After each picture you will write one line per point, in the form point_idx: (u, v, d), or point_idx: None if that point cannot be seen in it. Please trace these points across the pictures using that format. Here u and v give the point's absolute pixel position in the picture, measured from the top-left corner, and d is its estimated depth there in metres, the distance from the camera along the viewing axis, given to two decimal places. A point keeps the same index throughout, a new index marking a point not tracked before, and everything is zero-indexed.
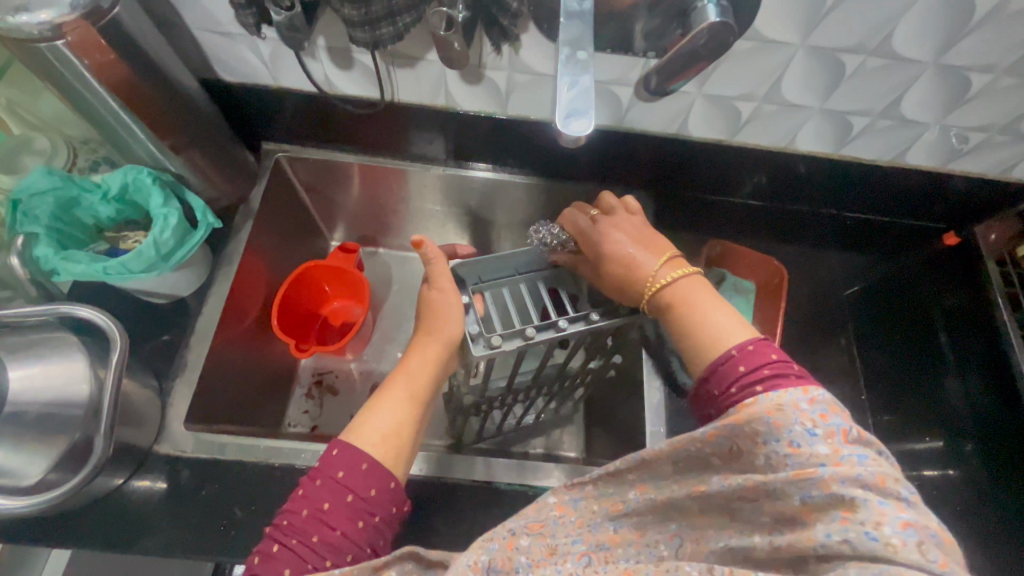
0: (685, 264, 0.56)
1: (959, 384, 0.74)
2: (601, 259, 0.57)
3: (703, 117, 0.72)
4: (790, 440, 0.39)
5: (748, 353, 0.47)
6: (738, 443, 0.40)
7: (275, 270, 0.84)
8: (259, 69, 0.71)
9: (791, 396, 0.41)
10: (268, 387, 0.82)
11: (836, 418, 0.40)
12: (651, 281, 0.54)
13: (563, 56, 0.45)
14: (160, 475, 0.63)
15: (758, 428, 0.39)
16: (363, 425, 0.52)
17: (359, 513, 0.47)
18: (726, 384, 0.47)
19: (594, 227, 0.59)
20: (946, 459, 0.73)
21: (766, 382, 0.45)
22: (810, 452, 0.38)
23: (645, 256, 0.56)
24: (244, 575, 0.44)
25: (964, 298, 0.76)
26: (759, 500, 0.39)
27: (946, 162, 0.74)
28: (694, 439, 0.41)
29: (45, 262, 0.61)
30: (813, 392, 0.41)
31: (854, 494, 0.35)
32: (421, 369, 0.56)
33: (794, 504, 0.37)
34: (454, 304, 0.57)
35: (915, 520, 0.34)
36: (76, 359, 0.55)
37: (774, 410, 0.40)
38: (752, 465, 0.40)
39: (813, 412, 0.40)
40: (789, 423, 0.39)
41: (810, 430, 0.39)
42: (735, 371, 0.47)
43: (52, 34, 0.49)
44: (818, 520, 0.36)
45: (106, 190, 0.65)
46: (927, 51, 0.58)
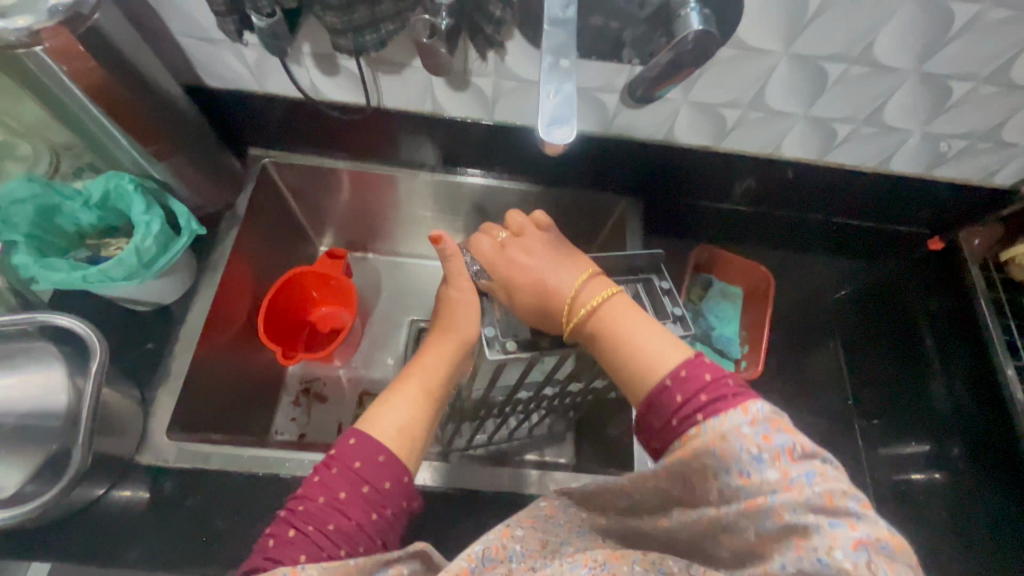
0: (611, 285, 0.54)
1: (944, 389, 0.74)
2: (522, 288, 0.55)
3: (689, 124, 0.72)
4: (739, 470, 0.38)
5: (682, 380, 0.45)
6: (691, 477, 0.41)
7: (262, 277, 0.84)
8: (244, 75, 0.70)
9: (732, 419, 0.40)
10: (255, 395, 0.81)
11: (781, 436, 0.39)
12: (578, 308, 0.52)
13: (546, 64, 0.45)
14: (142, 485, 0.62)
15: (706, 462, 0.40)
16: (379, 416, 0.50)
17: (374, 504, 0.46)
18: (666, 416, 0.44)
19: (506, 257, 0.57)
20: (933, 465, 0.73)
21: (705, 409, 0.42)
22: (760, 480, 0.38)
23: (567, 281, 0.54)
24: (259, 558, 0.43)
25: (950, 303, 0.76)
26: (718, 533, 0.40)
27: (931, 168, 0.74)
28: (651, 474, 0.43)
29: (23, 270, 0.60)
30: (752, 410, 0.41)
31: (806, 521, 0.35)
32: (438, 365, 0.55)
33: (750, 536, 0.38)
34: (474, 305, 0.58)
35: (866, 538, 0.34)
36: (54, 369, 0.55)
37: (718, 441, 0.40)
38: (705, 499, 0.40)
39: (756, 435, 0.39)
40: (735, 453, 0.39)
41: (756, 456, 0.38)
42: (673, 401, 0.44)
43: (30, 40, 0.49)
44: (774, 551, 0.36)
45: (87, 197, 0.65)
46: (908, 59, 0.59)
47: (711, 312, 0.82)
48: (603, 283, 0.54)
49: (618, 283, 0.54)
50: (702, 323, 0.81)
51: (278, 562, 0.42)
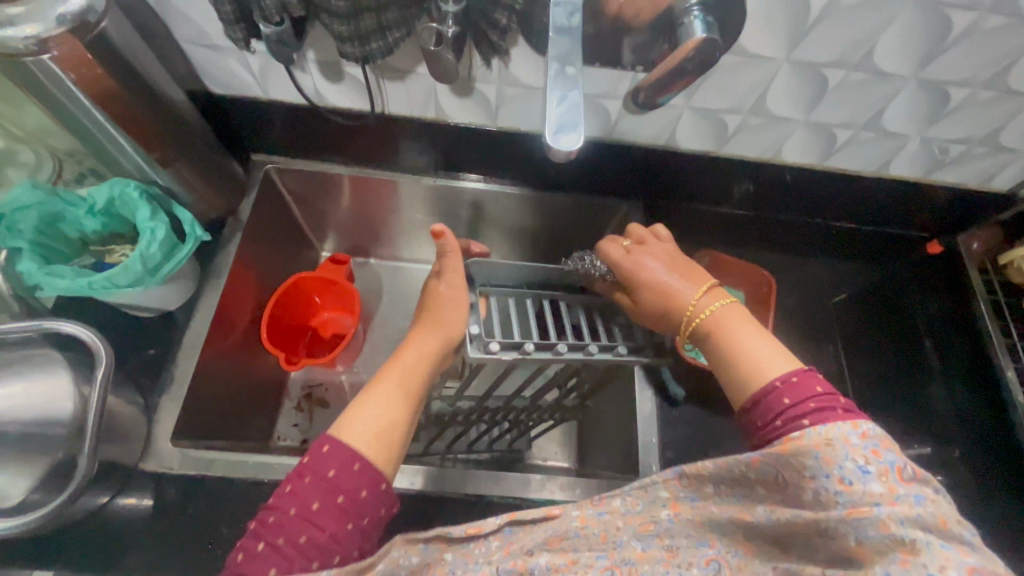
0: (725, 296, 0.56)
1: (944, 392, 0.76)
2: (643, 288, 0.58)
3: (690, 130, 0.73)
4: (841, 476, 0.39)
5: (793, 385, 0.47)
6: (785, 474, 0.41)
7: (264, 283, 0.84)
8: (249, 82, 0.71)
9: (841, 429, 0.41)
10: (257, 400, 0.81)
11: (890, 453, 0.40)
12: (695, 313, 0.55)
13: (552, 72, 0.46)
14: (147, 493, 0.62)
15: (806, 462, 0.40)
16: (352, 420, 0.50)
17: (348, 515, 0.46)
18: (770, 416, 0.46)
19: (633, 261, 0.59)
20: (936, 464, 0.72)
21: (812, 415, 0.45)
22: (864, 489, 0.38)
23: (689, 287, 0.57)
24: (227, 572, 0.43)
25: (947, 305, 0.79)
26: (810, 535, 0.39)
27: (929, 172, 0.75)
28: (738, 464, 0.42)
29: (28, 277, 0.60)
30: (863, 426, 0.42)
31: (914, 537, 0.35)
32: (417, 363, 0.56)
33: (849, 543, 0.37)
34: (461, 303, 0.60)
35: (979, 565, 0.34)
36: (60, 377, 0.54)
37: (824, 445, 0.40)
38: (800, 499, 0.40)
39: (865, 448, 0.40)
40: (840, 459, 0.40)
41: (862, 467, 0.39)
42: (780, 403, 0.46)
43: (38, 49, 0.49)
44: (877, 562, 0.36)
45: (92, 204, 0.65)
46: (906, 66, 0.59)
47: None
48: (719, 294, 0.56)
49: (734, 296, 0.56)
50: None
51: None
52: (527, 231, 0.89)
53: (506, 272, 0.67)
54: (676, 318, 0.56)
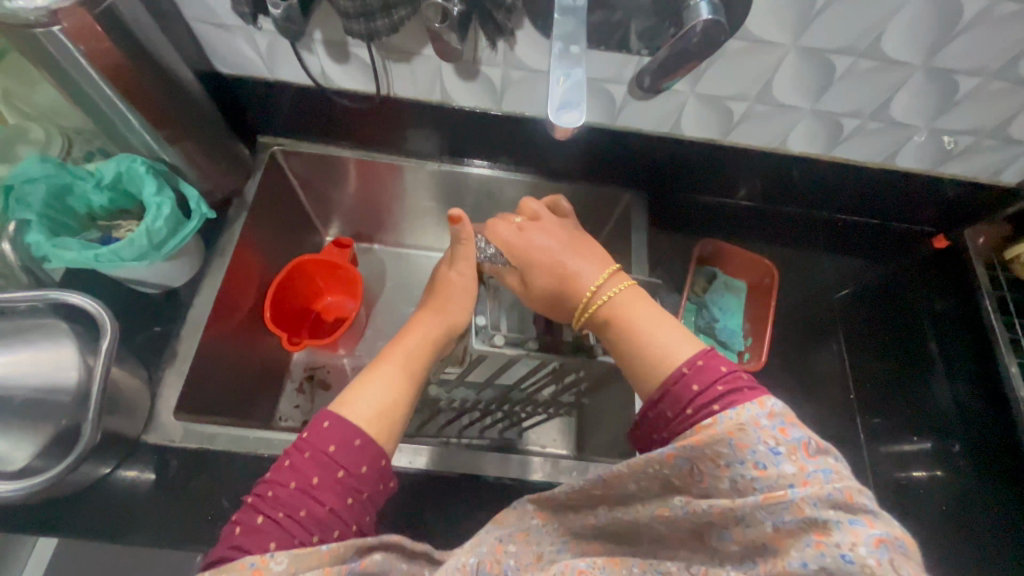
0: (624, 278, 0.56)
1: (947, 388, 0.76)
2: (544, 271, 0.57)
3: (696, 117, 0.73)
4: (755, 461, 0.39)
5: (698, 369, 0.46)
6: (699, 465, 0.40)
7: (268, 264, 0.84)
8: (256, 62, 0.71)
9: (749, 412, 0.41)
10: (259, 381, 0.82)
11: (796, 430, 0.40)
12: (594, 297, 0.54)
13: (556, 50, 0.46)
14: (148, 465, 0.63)
15: (720, 451, 0.39)
16: (356, 396, 0.51)
17: (347, 489, 0.46)
18: (680, 406, 0.46)
19: (524, 240, 0.59)
20: (932, 460, 0.72)
21: (720, 400, 0.44)
22: (778, 473, 0.38)
23: (586, 272, 0.56)
24: (227, 547, 0.43)
25: (953, 302, 0.79)
26: (729, 525, 0.39)
27: (937, 165, 0.75)
28: (654, 461, 0.41)
29: (36, 249, 0.61)
30: (768, 404, 0.41)
31: (826, 516, 0.36)
32: (422, 344, 0.57)
33: (765, 529, 0.38)
34: (470, 291, 0.60)
35: (885, 535, 0.35)
36: (65, 346, 0.54)
37: (736, 431, 0.40)
38: (716, 488, 0.40)
39: (774, 429, 0.40)
40: (753, 444, 0.39)
41: (773, 449, 0.39)
42: (688, 390, 0.46)
43: (48, 20, 0.49)
44: (791, 547, 0.36)
45: (100, 178, 0.66)
46: (914, 53, 0.59)
47: (715, 304, 0.81)
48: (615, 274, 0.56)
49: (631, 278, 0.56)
50: (706, 314, 0.80)
51: (246, 551, 0.42)
52: None
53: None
54: (574, 302, 0.55)
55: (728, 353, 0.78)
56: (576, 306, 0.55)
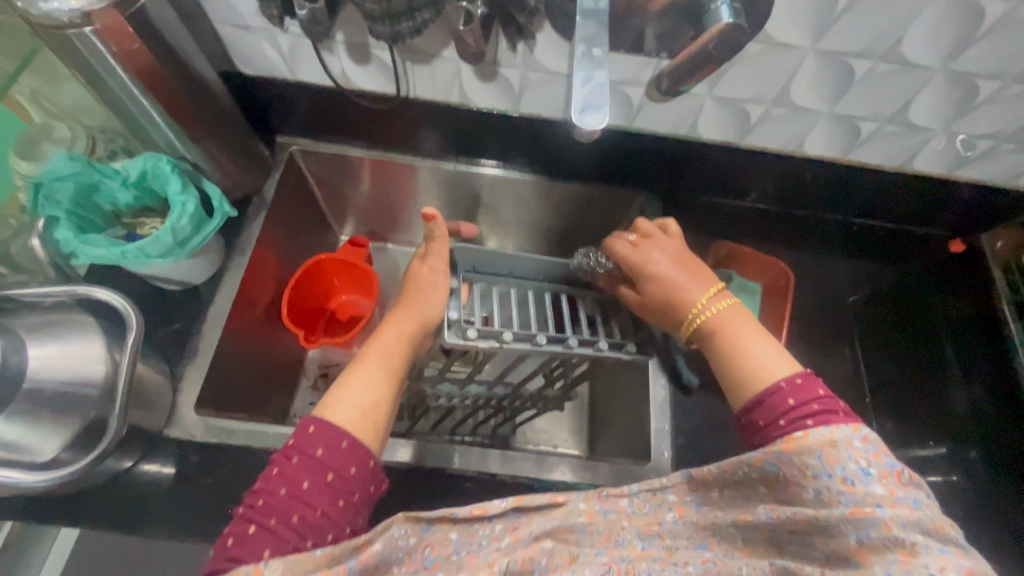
0: (730, 296, 0.57)
1: (963, 393, 0.75)
2: (653, 283, 0.58)
3: (712, 119, 0.73)
4: (844, 477, 0.40)
5: (797, 386, 0.48)
6: (788, 473, 0.42)
7: (285, 262, 0.85)
8: (277, 63, 0.72)
9: (844, 430, 0.41)
10: (276, 378, 0.83)
11: (889, 458, 0.41)
12: (695, 311, 0.56)
13: (579, 53, 0.47)
14: (170, 459, 0.64)
15: (808, 461, 0.41)
16: (337, 401, 0.51)
17: (339, 492, 0.47)
18: (774, 415, 0.47)
19: (641, 255, 0.60)
20: (951, 466, 0.72)
21: (814, 417, 0.45)
22: (865, 490, 0.39)
23: (698, 287, 0.57)
24: (218, 558, 0.43)
25: (966, 306, 0.78)
26: (811, 534, 0.40)
27: (953, 168, 0.74)
28: (741, 464, 0.44)
29: (64, 245, 0.62)
30: (863, 429, 0.42)
31: (914, 539, 0.36)
32: (397, 343, 0.57)
33: (848, 542, 0.38)
34: (439, 285, 0.61)
35: (976, 568, 0.35)
36: (92, 341, 0.56)
37: (827, 445, 0.41)
38: (800, 498, 0.41)
39: (867, 451, 0.41)
40: (843, 460, 0.40)
41: (864, 468, 0.40)
42: (784, 403, 0.47)
43: (81, 22, 0.51)
44: (875, 562, 0.36)
45: (126, 176, 0.67)
46: (935, 57, 0.59)
47: None
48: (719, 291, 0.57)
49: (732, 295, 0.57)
50: None
51: (241, 560, 0.42)
52: (543, 219, 0.89)
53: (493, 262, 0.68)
54: (677, 314, 0.57)
55: None
56: (678, 318, 0.57)
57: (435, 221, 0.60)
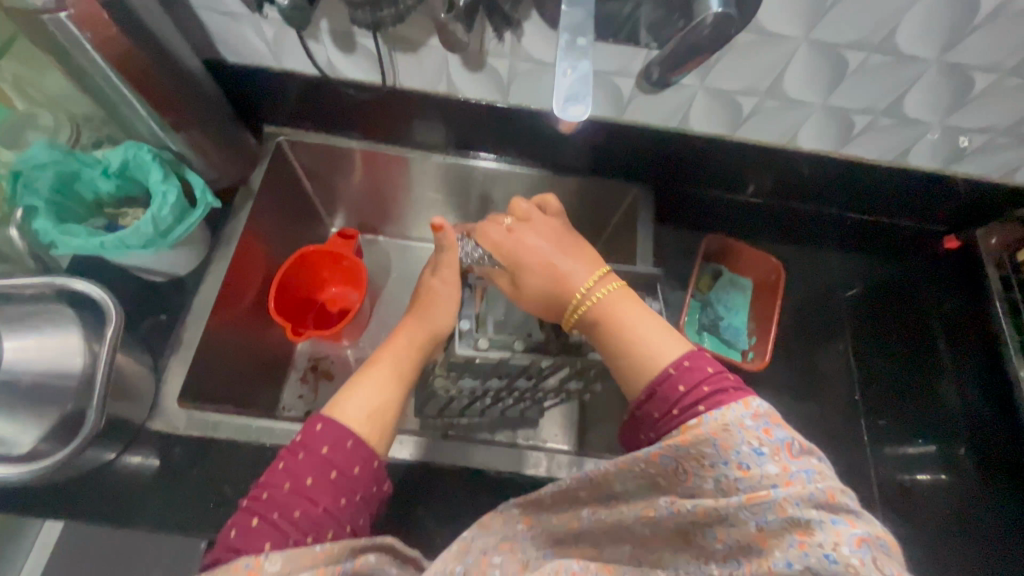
0: (615, 278, 0.55)
1: (955, 392, 0.75)
2: (531, 270, 0.56)
3: (704, 111, 0.72)
4: (738, 462, 0.40)
5: (685, 370, 0.47)
6: (685, 465, 0.41)
7: (273, 254, 0.85)
8: (262, 51, 0.71)
9: (735, 412, 0.42)
10: (264, 370, 0.82)
11: (779, 431, 0.41)
12: (581, 300, 0.53)
13: (562, 42, 0.45)
14: (153, 451, 0.63)
15: (704, 451, 0.40)
16: (349, 399, 0.52)
17: (341, 490, 0.47)
18: (667, 406, 0.47)
19: (515, 240, 0.58)
20: (937, 462, 0.72)
21: (706, 401, 0.45)
22: (760, 473, 0.39)
23: (577, 272, 0.55)
24: (222, 549, 0.43)
25: (962, 302, 0.78)
26: (712, 524, 0.40)
27: (948, 163, 0.73)
28: (638, 460, 0.42)
29: (43, 235, 0.61)
30: (753, 405, 0.42)
31: (809, 516, 0.37)
32: (407, 349, 0.57)
33: (750, 530, 0.39)
34: (453, 299, 0.59)
35: (866, 535, 0.36)
36: (71, 333, 0.55)
37: (720, 431, 0.41)
38: (700, 489, 0.41)
39: (757, 429, 0.41)
40: (736, 445, 0.40)
41: (757, 449, 0.40)
42: (674, 392, 0.47)
43: (55, 6, 0.50)
44: (775, 547, 0.37)
45: (107, 166, 0.66)
46: (929, 49, 0.58)
47: (720, 302, 0.82)
48: (604, 273, 0.55)
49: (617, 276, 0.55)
50: (710, 312, 0.79)
51: (243, 551, 0.43)
52: None
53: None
54: (562, 303, 0.55)
55: (732, 351, 0.78)
56: (563, 308, 0.55)
57: (443, 230, 0.57)
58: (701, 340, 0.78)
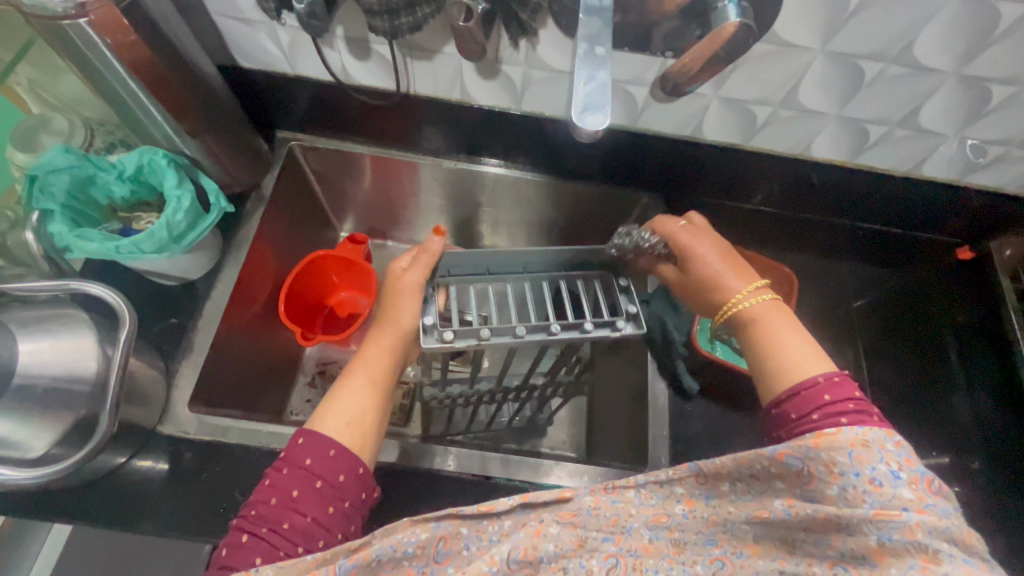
0: (768, 290, 0.54)
1: (968, 404, 0.72)
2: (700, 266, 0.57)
3: (718, 121, 0.72)
4: (872, 477, 0.38)
5: (835, 383, 0.46)
6: (811, 468, 0.39)
7: (284, 259, 0.85)
8: (277, 57, 0.71)
9: (877, 432, 0.40)
10: (272, 375, 0.82)
11: (921, 464, 0.39)
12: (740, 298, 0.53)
13: (581, 51, 0.45)
14: (163, 456, 0.63)
15: (836, 458, 0.39)
16: (326, 413, 0.52)
17: (328, 498, 0.47)
18: (807, 409, 0.45)
19: (690, 238, 0.58)
20: (953, 475, 0.69)
21: (850, 416, 0.44)
22: (893, 493, 0.37)
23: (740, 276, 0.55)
24: (213, 566, 0.44)
25: (978, 314, 0.76)
26: (827, 531, 0.38)
27: (963, 174, 0.73)
28: (760, 457, 0.41)
29: (59, 239, 0.61)
30: (897, 434, 0.41)
31: (938, 546, 0.34)
32: (379, 357, 0.57)
33: (869, 543, 0.36)
34: (416, 296, 0.60)
35: None
36: (84, 337, 0.55)
37: (860, 444, 0.39)
38: (822, 494, 0.39)
39: (898, 455, 0.39)
40: (873, 461, 0.38)
41: (894, 471, 0.38)
42: (819, 397, 0.46)
43: (76, 12, 0.50)
44: (893, 565, 0.35)
45: (122, 170, 0.66)
46: (948, 60, 0.57)
47: None
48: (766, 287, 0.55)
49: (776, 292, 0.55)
50: None
51: (233, 567, 0.43)
52: (544, 218, 0.89)
53: (469, 260, 0.65)
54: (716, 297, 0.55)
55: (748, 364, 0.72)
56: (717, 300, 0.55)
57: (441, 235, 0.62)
58: (714, 350, 0.72)
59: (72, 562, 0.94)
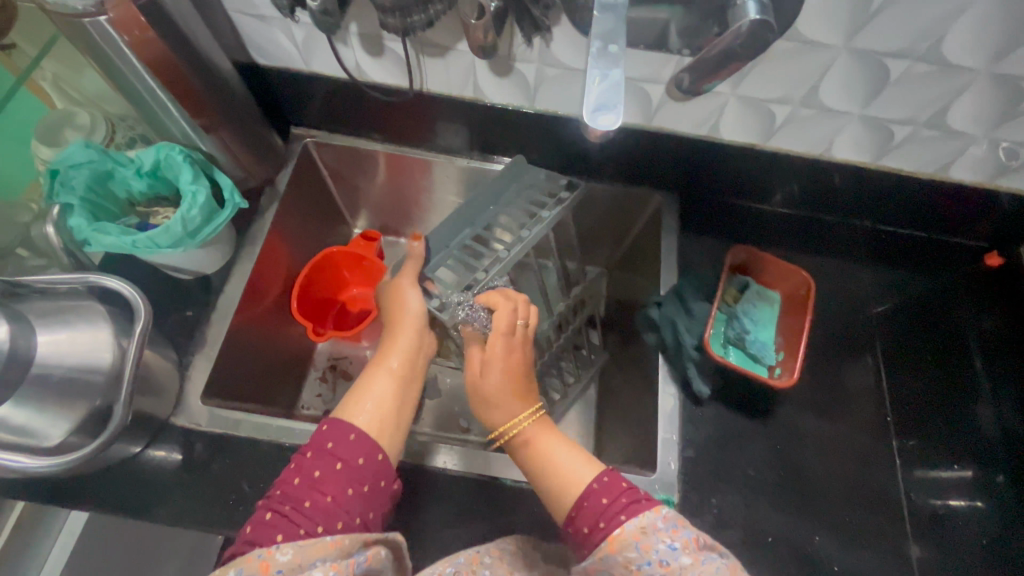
0: (529, 412, 0.57)
1: (991, 412, 0.63)
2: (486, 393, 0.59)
3: (735, 119, 0.70)
4: (659, 559, 0.43)
5: (605, 483, 0.49)
6: (616, 573, 0.44)
7: (297, 254, 0.86)
8: (293, 54, 0.72)
9: (649, 516, 0.45)
10: (285, 369, 0.83)
11: (685, 528, 0.45)
12: (511, 426, 0.56)
13: (594, 48, 0.44)
14: (176, 446, 0.64)
15: (630, 555, 0.44)
16: (350, 407, 0.53)
17: (349, 481, 0.47)
18: (594, 518, 0.47)
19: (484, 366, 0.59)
20: (972, 490, 0.63)
21: (625, 510, 0.46)
22: (678, 565, 0.42)
23: (510, 404, 0.58)
24: (237, 544, 0.44)
25: (1000, 318, 0.66)
26: None
27: (993, 177, 0.70)
28: (580, 572, 0.46)
29: (77, 232, 0.63)
30: (662, 508, 0.46)
31: None
32: (397, 354, 0.59)
33: None
34: (412, 295, 0.64)
35: None
36: (101, 328, 0.56)
37: (639, 534, 0.44)
38: None
39: (667, 528, 0.44)
40: (654, 544, 0.43)
41: (670, 544, 0.43)
42: (598, 503, 0.48)
43: (95, 10, 0.51)
44: None
45: (140, 165, 0.67)
46: (978, 58, 0.55)
47: (747, 315, 0.76)
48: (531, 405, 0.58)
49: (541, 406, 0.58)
50: (736, 325, 0.75)
51: (257, 543, 0.43)
52: None
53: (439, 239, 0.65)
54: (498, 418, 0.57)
55: (759, 368, 0.73)
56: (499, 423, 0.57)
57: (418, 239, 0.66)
58: (725, 354, 0.74)
59: (91, 546, 0.98)
